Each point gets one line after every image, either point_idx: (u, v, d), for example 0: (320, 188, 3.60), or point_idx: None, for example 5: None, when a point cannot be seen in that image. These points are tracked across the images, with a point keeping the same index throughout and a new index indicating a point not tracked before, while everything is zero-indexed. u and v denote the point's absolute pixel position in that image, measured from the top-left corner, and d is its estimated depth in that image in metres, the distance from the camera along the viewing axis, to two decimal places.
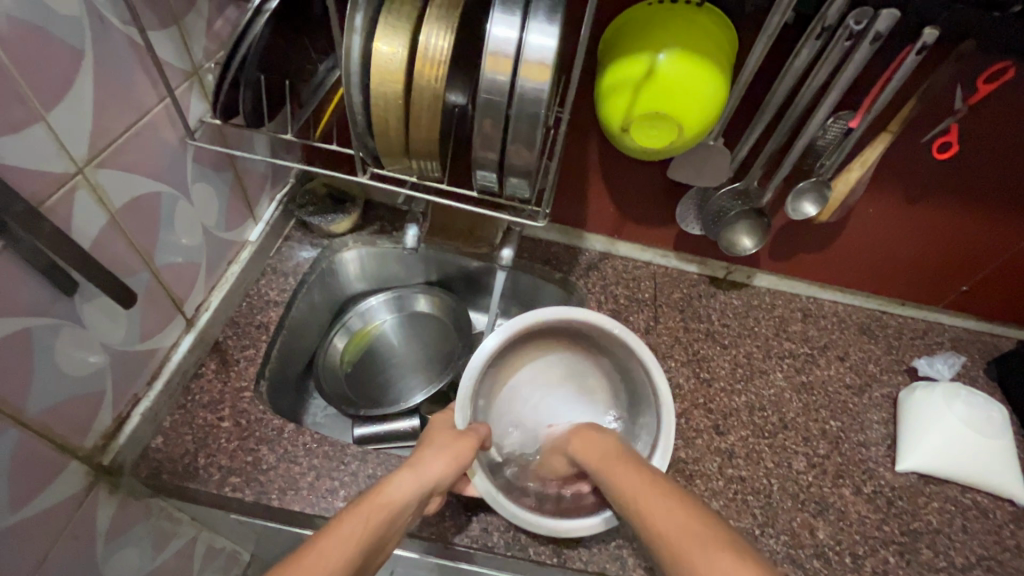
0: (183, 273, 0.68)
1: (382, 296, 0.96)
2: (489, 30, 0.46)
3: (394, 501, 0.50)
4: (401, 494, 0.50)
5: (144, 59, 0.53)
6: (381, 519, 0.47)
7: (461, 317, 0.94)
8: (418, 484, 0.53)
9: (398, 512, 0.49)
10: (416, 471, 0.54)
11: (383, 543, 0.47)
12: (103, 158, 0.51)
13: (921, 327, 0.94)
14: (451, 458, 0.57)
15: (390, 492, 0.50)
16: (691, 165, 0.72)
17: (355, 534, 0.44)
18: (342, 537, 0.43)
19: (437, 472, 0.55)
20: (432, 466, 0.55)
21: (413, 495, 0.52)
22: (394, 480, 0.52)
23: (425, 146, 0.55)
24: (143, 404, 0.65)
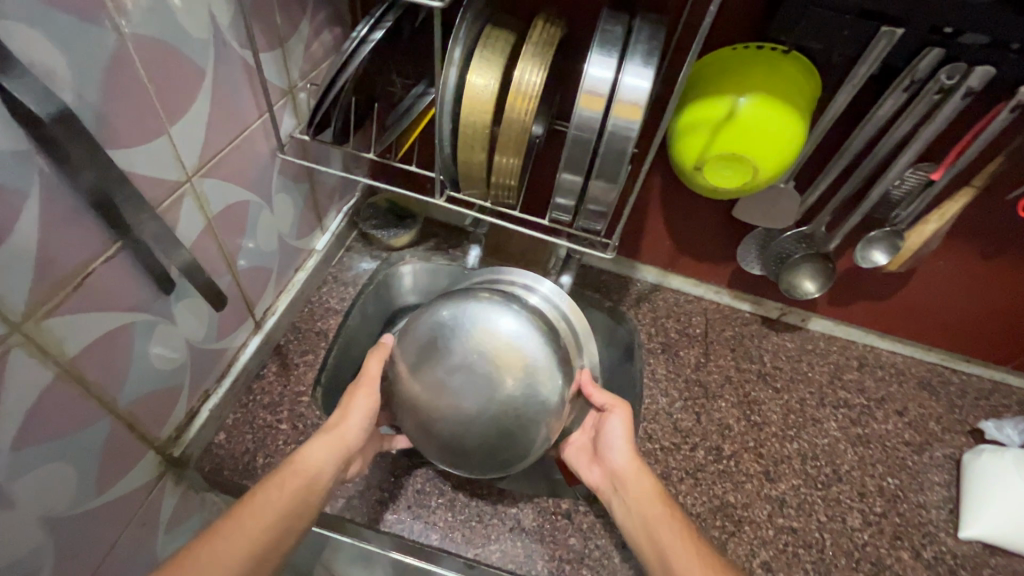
0: (257, 277, 0.71)
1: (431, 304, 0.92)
2: (586, 69, 0.47)
3: (309, 469, 0.56)
4: (315, 458, 0.56)
5: (253, 79, 0.57)
6: (297, 485, 0.54)
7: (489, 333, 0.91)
8: (336, 446, 0.58)
9: (315, 475, 0.56)
10: (333, 433, 0.58)
11: (308, 504, 0.54)
12: (208, 168, 0.54)
13: (986, 386, 0.90)
14: (362, 413, 0.60)
15: (302, 459, 0.56)
16: (758, 207, 0.72)
17: (269, 508, 0.51)
18: (258, 507, 0.51)
19: (349, 431, 0.59)
20: (340, 426, 0.59)
21: (326, 458, 0.57)
22: (309, 445, 0.57)
23: (505, 174, 0.57)
24: (211, 400, 0.67)
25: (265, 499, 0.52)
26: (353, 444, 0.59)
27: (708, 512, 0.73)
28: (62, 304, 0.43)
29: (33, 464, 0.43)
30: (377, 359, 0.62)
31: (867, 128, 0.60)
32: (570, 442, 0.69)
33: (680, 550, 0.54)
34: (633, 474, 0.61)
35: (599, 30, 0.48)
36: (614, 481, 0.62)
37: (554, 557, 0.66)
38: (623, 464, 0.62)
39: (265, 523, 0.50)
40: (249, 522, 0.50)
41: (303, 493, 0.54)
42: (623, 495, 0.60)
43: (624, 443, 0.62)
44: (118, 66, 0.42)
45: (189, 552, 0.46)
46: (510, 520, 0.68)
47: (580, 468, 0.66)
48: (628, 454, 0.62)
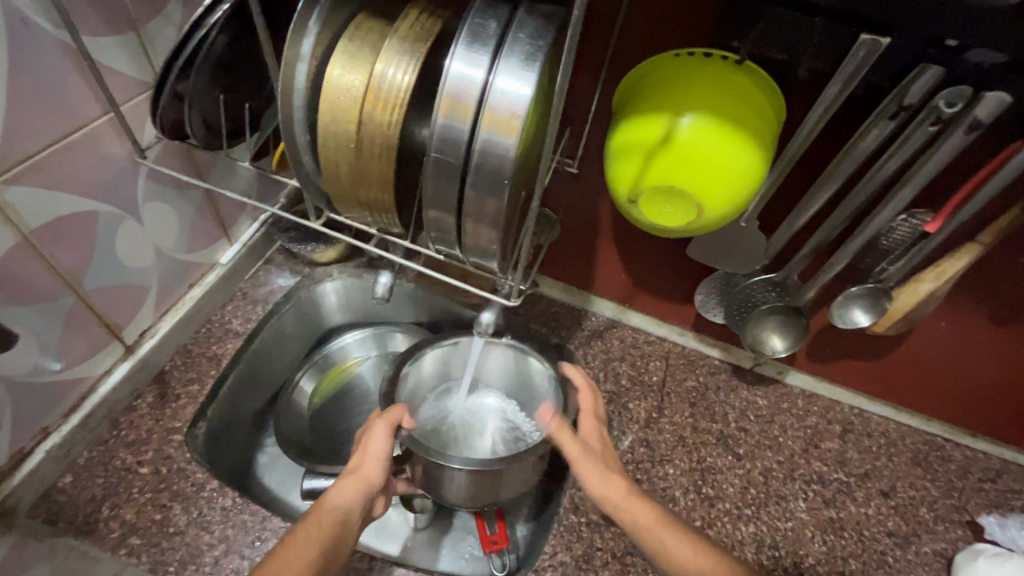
0: (125, 296, 0.61)
1: (441, 361, 0.74)
2: (447, 68, 0.36)
3: (339, 508, 0.53)
4: (344, 501, 0.53)
5: (84, 69, 0.47)
6: (332, 525, 0.51)
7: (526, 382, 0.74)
8: (362, 488, 0.55)
9: (346, 519, 0.52)
10: (359, 474, 0.55)
11: (343, 544, 0.51)
12: (15, 174, 0.45)
13: (994, 466, 0.76)
14: (380, 453, 0.57)
15: (335, 500, 0.53)
16: (716, 248, 0.60)
17: (306, 550, 0.49)
18: (298, 550, 0.48)
19: (373, 473, 0.56)
20: (362, 466, 0.56)
21: (357, 497, 0.54)
22: (336, 487, 0.54)
23: (379, 198, 0.46)
24: (52, 438, 0.58)
25: (303, 539, 0.49)
26: (379, 483, 0.56)
27: None
28: None
29: None
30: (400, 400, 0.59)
31: (845, 163, 0.48)
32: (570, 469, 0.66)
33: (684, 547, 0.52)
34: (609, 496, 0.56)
35: (468, 22, 0.37)
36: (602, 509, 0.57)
37: None
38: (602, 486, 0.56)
39: (306, 563, 0.48)
40: (289, 559, 0.47)
41: (337, 536, 0.51)
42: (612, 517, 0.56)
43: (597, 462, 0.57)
44: None
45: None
46: None
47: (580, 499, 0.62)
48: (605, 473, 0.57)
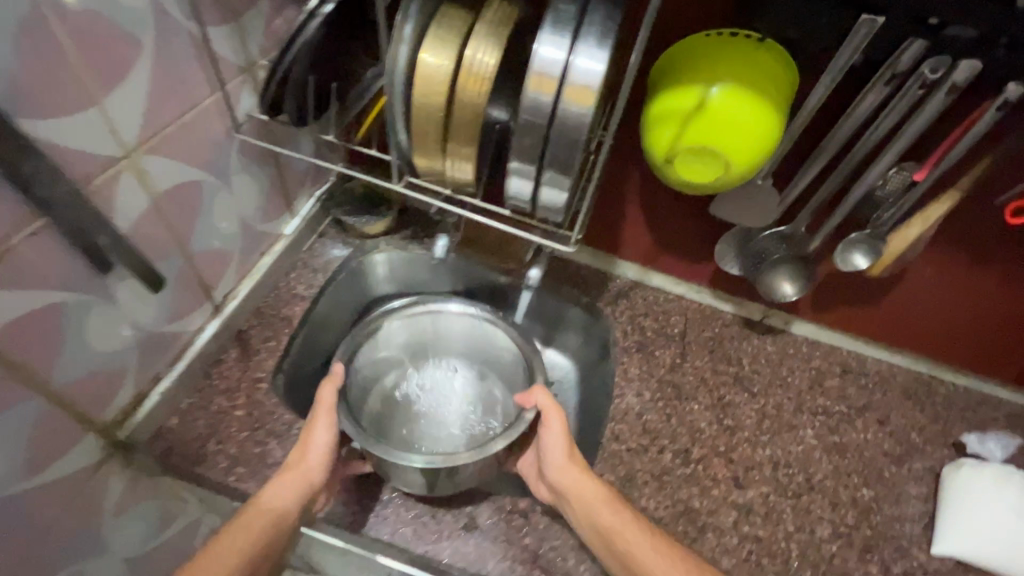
0: (217, 260, 0.69)
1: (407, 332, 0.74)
2: (535, 49, 0.45)
3: (273, 508, 0.57)
4: (279, 500, 0.57)
5: (203, 54, 0.55)
6: (263, 524, 0.55)
7: (499, 366, 0.75)
8: (300, 486, 0.58)
9: (280, 516, 0.56)
10: (297, 471, 0.59)
11: (272, 543, 0.55)
12: (151, 145, 0.52)
13: (975, 398, 0.86)
14: (320, 450, 0.60)
15: (269, 499, 0.57)
16: (736, 203, 0.69)
17: (235, 548, 0.53)
18: (224, 551, 0.52)
19: (310, 470, 0.59)
20: (297, 468, 0.59)
21: (294, 497, 0.58)
22: (273, 487, 0.58)
23: (460, 160, 0.55)
24: (163, 383, 0.66)
25: (230, 540, 0.53)
26: (319, 479, 0.60)
27: (672, 516, 0.71)
28: None
29: None
30: (329, 389, 0.61)
31: (848, 123, 0.57)
32: (520, 457, 0.69)
33: (643, 544, 0.58)
34: (577, 484, 0.62)
35: (552, 10, 0.45)
36: (559, 495, 0.63)
37: (507, 557, 0.65)
38: (564, 476, 0.62)
39: (229, 563, 0.52)
40: (213, 560, 0.52)
41: (267, 534, 0.55)
42: (572, 501, 0.61)
43: (563, 449, 0.62)
44: (36, 36, 0.40)
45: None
46: (464, 518, 0.67)
47: (530, 482, 0.67)
48: (568, 460, 0.62)
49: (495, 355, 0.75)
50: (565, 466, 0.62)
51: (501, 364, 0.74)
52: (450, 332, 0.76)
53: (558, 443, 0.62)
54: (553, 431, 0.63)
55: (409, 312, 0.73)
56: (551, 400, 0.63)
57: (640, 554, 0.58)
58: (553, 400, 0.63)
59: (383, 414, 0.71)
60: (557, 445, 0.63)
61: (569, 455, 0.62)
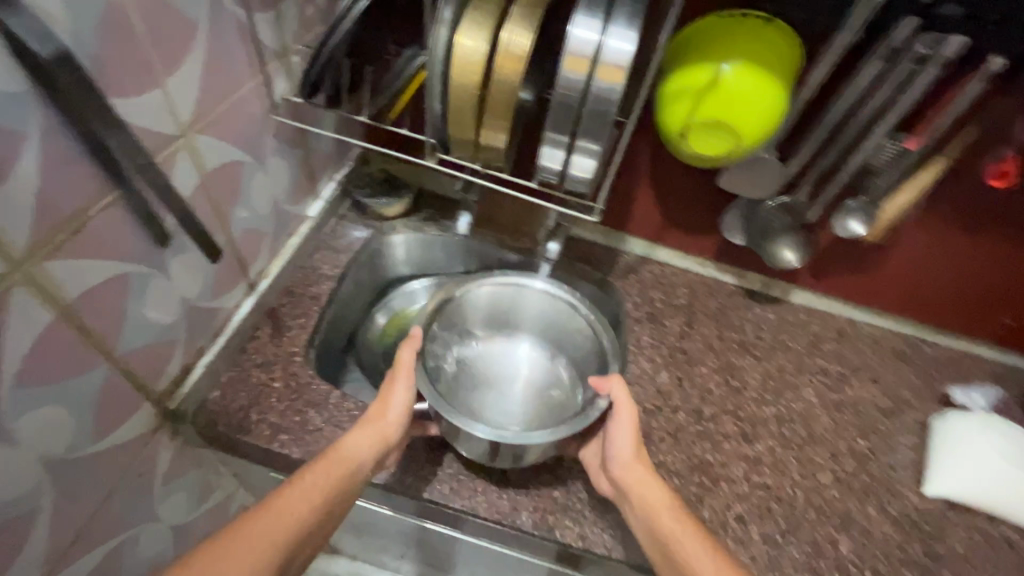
0: (253, 239, 0.72)
1: (489, 303, 0.79)
2: (569, 32, 0.49)
3: (352, 457, 0.61)
4: (358, 448, 0.62)
5: (247, 39, 0.58)
6: (343, 470, 0.60)
7: (564, 344, 0.79)
8: (378, 439, 0.63)
9: (359, 463, 0.61)
10: (375, 425, 0.63)
11: (349, 489, 0.60)
12: (203, 125, 0.56)
13: (958, 357, 0.93)
14: (399, 408, 0.65)
15: (350, 448, 0.61)
16: (743, 174, 0.74)
17: (314, 488, 0.58)
18: (309, 487, 0.57)
19: (387, 426, 0.64)
20: (375, 424, 0.64)
21: (371, 450, 0.62)
22: (354, 437, 0.62)
23: (493, 136, 0.58)
24: (206, 356, 0.69)
25: (312, 481, 0.58)
26: (393, 436, 0.65)
27: (687, 470, 0.76)
28: (61, 249, 0.45)
29: (32, 402, 0.46)
30: (409, 350, 0.66)
31: (848, 96, 0.62)
32: (582, 445, 0.71)
33: (699, 549, 0.58)
34: (640, 479, 0.64)
35: None
36: (621, 490, 0.65)
37: (538, 509, 0.69)
38: (627, 471, 0.64)
39: (312, 501, 0.57)
40: (298, 498, 0.56)
41: (347, 477, 0.60)
42: (632, 495, 0.63)
43: (629, 444, 0.65)
44: (112, 17, 0.43)
45: (248, 521, 0.54)
46: (496, 474, 0.71)
47: (592, 477, 0.69)
48: (632, 458, 0.64)
49: (564, 334, 0.78)
50: (631, 461, 0.64)
51: (568, 346, 0.79)
52: (523, 307, 0.79)
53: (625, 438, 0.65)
54: (622, 423, 0.65)
55: (493, 283, 0.77)
56: (625, 394, 0.66)
57: (693, 560, 0.57)
58: (627, 393, 0.66)
59: (458, 370, 0.78)
60: (624, 439, 0.65)
61: (637, 451, 0.65)
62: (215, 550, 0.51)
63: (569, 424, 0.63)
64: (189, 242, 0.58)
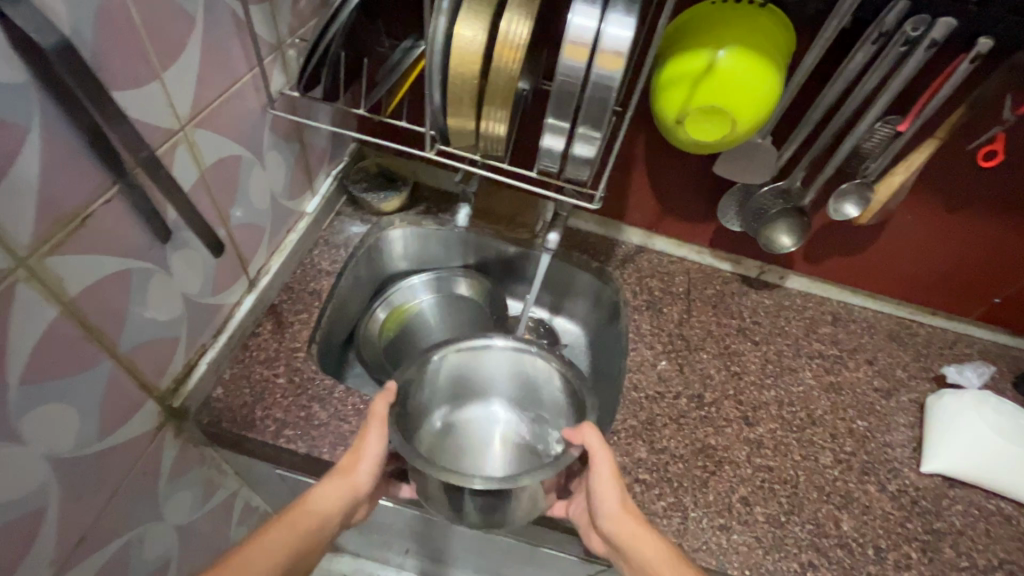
0: (251, 235, 0.72)
1: (458, 367, 0.78)
2: (570, 19, 0.49)
3: (318, 511, 0.60)
4: (323, 504, 0.60)
5: (243, 32, 0.58)
6: (307, 527, 0.59)
7: (544, 403, 0.77)
8: (346, 493, 0.61)
9: (324, 519, 0.60)
10: (343, 480, 0.61)
11: (311, 544, 0.60)
12: (201, 119, 0.55)
13: (951, 337, 0.95)
14: (372, 462, 0.62)
15: (317, 502, 0.60)
16: (737, 161, 0.75)
17: (277, 547, 0.58)
18: (271, 545, 0.57)
19: (358, 481, 0.61)
20: (344, 478, 0.61)
21: (338, 505, 0.60)
22: (321, 490, 0.60)
23: (493, 125, 0.59)
24: (208, 354, 0.69)
25: (275, 537, 0.58)
26: (363, 488, 0.62)
27: (690, 453, 0.76)
28: (65, 244, 0.44)
29: (38, 399, 0.45)
30: (383, 401, 0.64)
31: (840, 81, 0.63)
32: (569, 502, 0.68)
33: None
34: (633, 535, 0.60)
35: None
36: (613, 543, 0.62)
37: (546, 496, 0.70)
38: (617, 525, 0.61)
39: (273, 559, 0.57)
40: (258, 552, 0.57)
41: (310, 534, 0.59)
42: (627, 552, 0.60)
43: (615, 497, 0.61)
44: (108, 10, 0.43)
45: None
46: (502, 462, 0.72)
47: (581, 528, 0.67)
48: (620, 510, 0.61)
49: (539, 394, 0.77)
50: (620, 514, 0.61)
51: (546, 405, 0.77)
52: (495, 369, 0.78)
53: (609, 494, 0.61)
54: (603, 476, 0.62)
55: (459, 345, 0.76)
56: (601, 441, 0.63)
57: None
58: (602, 440, 0.63)
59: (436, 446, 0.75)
60: (608, 494, 0.61)
61: (623, 501, 0.61)
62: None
63: (553, 470, 0.61)
64: (192, 237, 0.58)
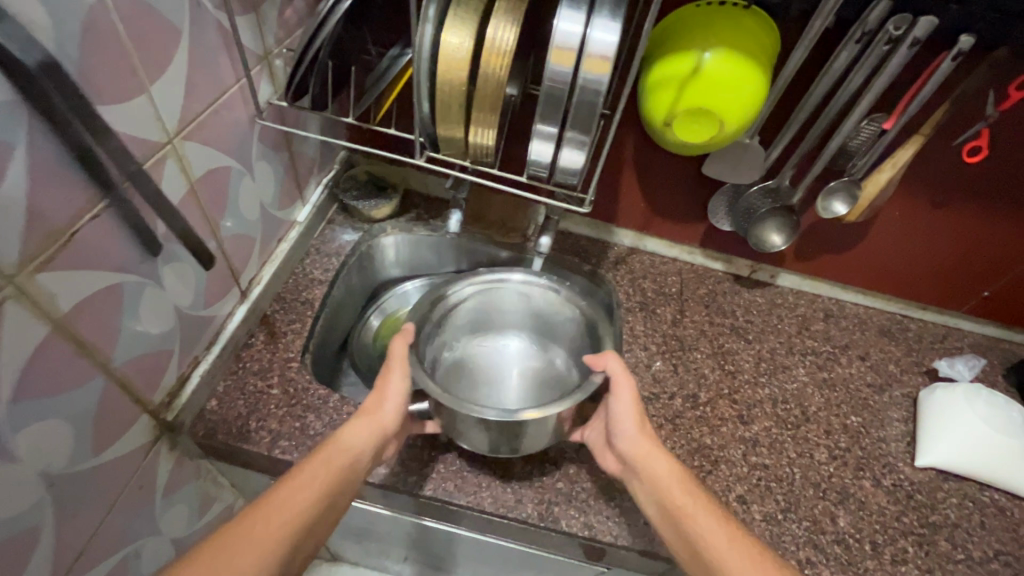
0: (242, 245, 0.72)
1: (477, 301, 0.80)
2: (556, 25, 0.49)
3: (350, 449, 0.59)
4: (355, 439, 0.59)
5: (229, 43, 0.58)
6: (340, 464, 0.58)
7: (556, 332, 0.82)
8: (374, 429, 0.61)
9: (357, 455, 0.59)
10: (371, 416, 0.61)
11: (346, 481, 0.57)
12: (189, 131, 0.55)
13: (940, 331, 0.96)
14: (397, 395, 0.64)
15: (347, 440, 0.59)
16: (726, 162, 0.76)
17: (313, 482, 0.55)
18: (307, 481, 0.55)
19: (385, 417, 0.62)
20: (372, 413, 0.62)
21: (369, 441, 0.60)
22: (349, 429, 0.60)
23: (482, 133, 0.59)
24: (201, 366, 0.68)
25: (310, 475, 0.56)
26: (390, 425, 0.63)
27: (686, 453, 0.77)
28: (54, 260, 0.44)
29: (29, 418, 0.45)
30: (403, 342, 0.66)
31: (825, 81, 0.63)
32: (587, 427, 0.72)
33: (710, 525, 0.59)
34: (647, 455, 0.64)
35: None
36: (628, 464, 0.65)
37: (543, 500, 0.70)
38: (632, 446, 0.64)
39: (311, 497, 0.54)
40: (297, 489, 0.54)
41: (346, 470, 0.58)
42: (640, 471, 0.63)
43: (633, 419, 0.65)
44: (94, 25, 0.42)
45: (245, 519, 0.51)
46: (498, 469, 0.72)
47: (596, 452, 0.70)
48: (636, 432, 0.65)
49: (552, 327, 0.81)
50: (636, 436, 0.64)
51: (559, 334, 0.81)
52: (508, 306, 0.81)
53: (628, 413, 0.64)
54: (624, 401, 0.65)
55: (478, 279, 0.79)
56: (621, 367, 0.66)
57: (705, 536, 0.58)
58: (624, 368, 0.66)
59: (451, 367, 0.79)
60: (627, 414, 0.65)
61: (640, 426, 0.65)
62: (218, 547, 0.49)
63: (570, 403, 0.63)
64: (181, 250, 0.58)
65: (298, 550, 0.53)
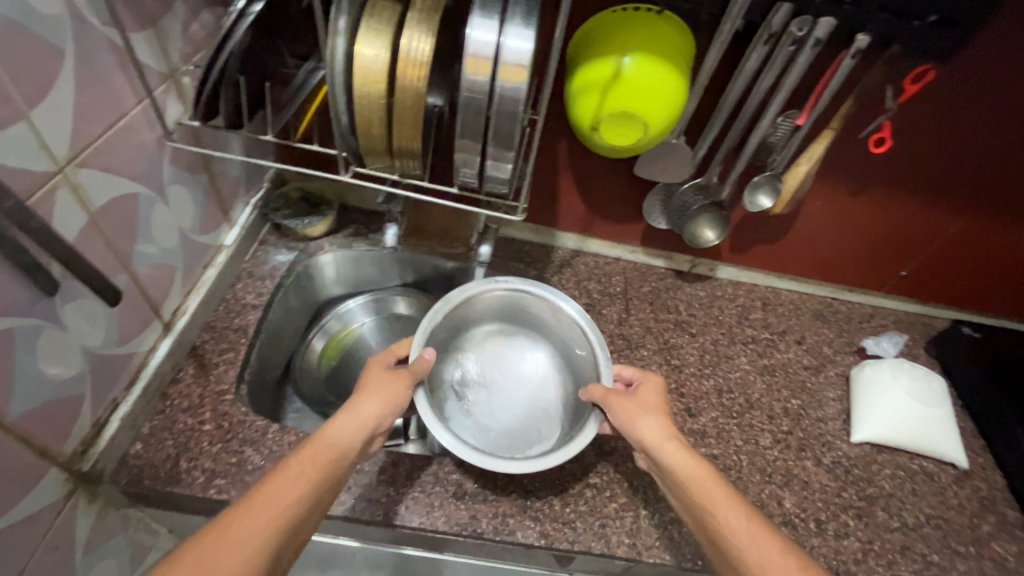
0: (161, 275, 0.67)
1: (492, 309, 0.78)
2: (468, 34, 0.49)
3: (337, 444, 0.54)
4: (343, 435, 0.55)
5: (124, 62, 0.54)
6: (331, 459, 0.53)
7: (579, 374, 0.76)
8: (361, 425, 0.56)
9: (344, 450, 0.54)
10: (361, 412, 0.57)
11: (334, 478, 0.52)
12: (83, 158, 0.51)
13: (868, 311, 1.02)
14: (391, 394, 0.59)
15: (335, 434, 0.54)
16: (655, 162, 0.78)
17: (301, 477, 0.50)
18: (294, 478, 0.49)
19: (372, 414, 0.57)
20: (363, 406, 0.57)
21: (358, 435, 0.56)
22: (338, 422, 0.55)
23: (406, 146, 0.58)
24: (121, 409, 0.64)
25: (298, 470, 0.50)
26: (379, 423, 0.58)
27: None
28: None
29: None
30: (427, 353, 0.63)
31: (739, 80, 0.66)
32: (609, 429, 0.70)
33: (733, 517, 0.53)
34: (664, 452, 0.59)
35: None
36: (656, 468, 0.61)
37: (497, 514, 0.69)
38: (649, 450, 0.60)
39: (300, 492, 0.49)
40: (285, 486, 0.49)
41: (334, 465, 0.53)
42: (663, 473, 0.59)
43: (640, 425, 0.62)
44: None
45: (227, 520, 0.45)
46: (451, 485, 0.70)
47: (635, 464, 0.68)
48: (650, 433, 0.61)
49: (577, 359, 0.75)
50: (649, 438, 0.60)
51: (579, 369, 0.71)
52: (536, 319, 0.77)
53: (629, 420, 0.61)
54: (620, 412, 0.63)
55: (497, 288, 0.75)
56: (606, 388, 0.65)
57: (727, 528, 0.53)
58: (608, 389, 0.64)
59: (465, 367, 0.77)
60: (631, 421, 0.62)
61: (651, 427, 0.61)
62: (203, 549, 0.43)
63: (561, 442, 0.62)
64: (83, 287, 0.53)
65: (280, 560, 0.47)
